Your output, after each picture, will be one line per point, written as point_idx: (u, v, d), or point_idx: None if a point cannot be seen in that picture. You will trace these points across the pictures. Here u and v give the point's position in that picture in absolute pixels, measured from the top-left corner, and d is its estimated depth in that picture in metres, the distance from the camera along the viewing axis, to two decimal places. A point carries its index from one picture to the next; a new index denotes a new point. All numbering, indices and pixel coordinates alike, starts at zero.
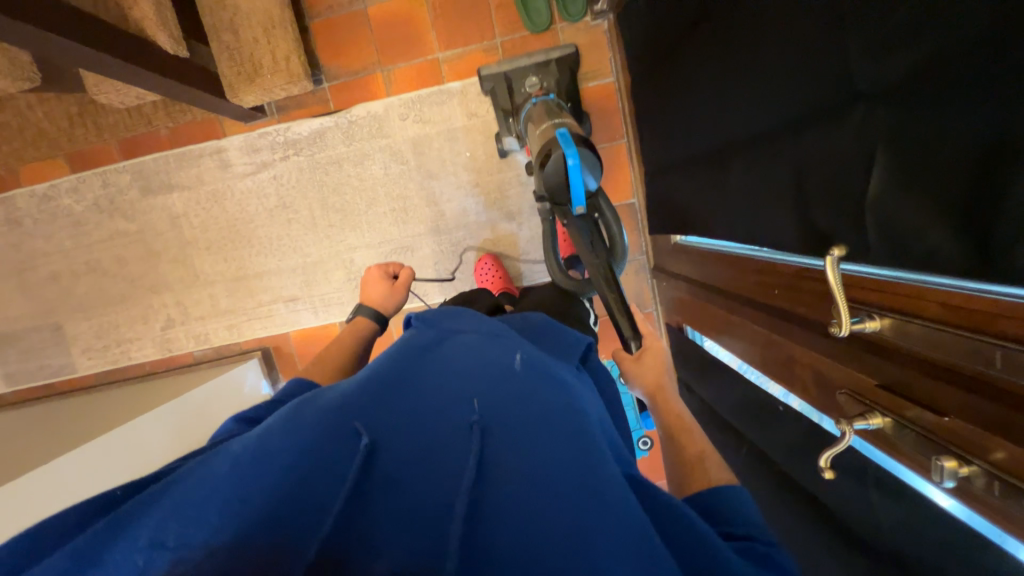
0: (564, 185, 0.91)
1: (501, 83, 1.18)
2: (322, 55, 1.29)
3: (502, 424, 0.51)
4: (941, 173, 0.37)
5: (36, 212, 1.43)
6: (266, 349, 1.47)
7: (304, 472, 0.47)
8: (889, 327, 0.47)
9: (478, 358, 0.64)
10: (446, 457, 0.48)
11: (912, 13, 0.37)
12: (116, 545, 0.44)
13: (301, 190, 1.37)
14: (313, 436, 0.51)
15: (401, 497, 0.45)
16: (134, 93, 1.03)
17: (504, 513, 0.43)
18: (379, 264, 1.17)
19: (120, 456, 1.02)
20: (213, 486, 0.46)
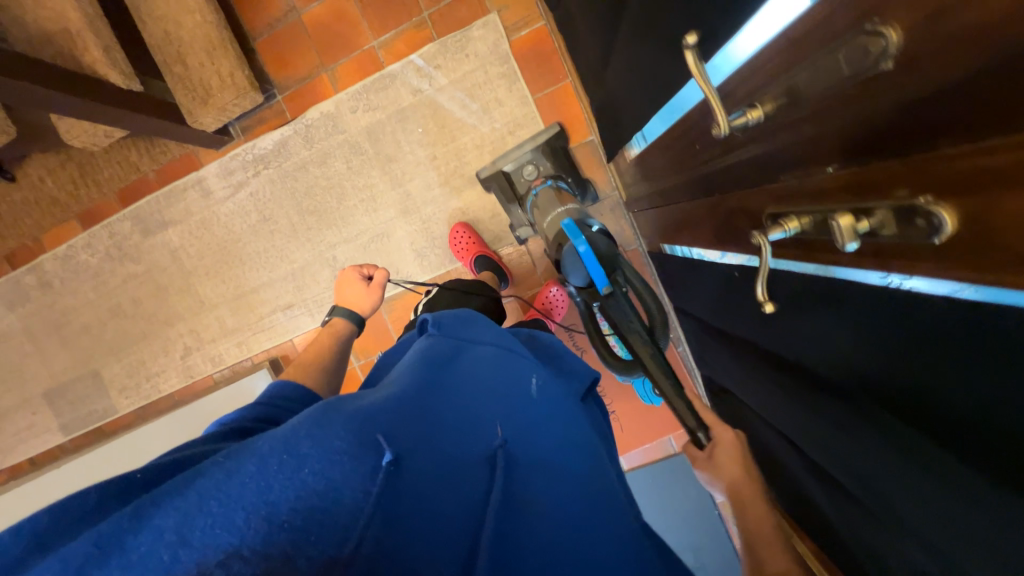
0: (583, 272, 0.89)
1: (502, 180, 1.24)
2: (270, 70, 1.37)
3: (520, 457, 0.57)
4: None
5: (62, 272, 1.58)
6: (275, 359, 1.53)
7: (342, 480, 0.44)
8: (770, 108, 0.42)
9: (499, 383, 0.68)
10: (477, 480, 0.52)
11: None
12: (141, 535, 0.39)
13: (276, 200, 1.44)
14: (343, 441, 0.46)
15: (442, 519, 0.46)
16: (101, 131, 1.13)
17: (533, 545, 0.48)
18: (352, 265, 1.12)
19: None
20: (235, 483, 0.42)
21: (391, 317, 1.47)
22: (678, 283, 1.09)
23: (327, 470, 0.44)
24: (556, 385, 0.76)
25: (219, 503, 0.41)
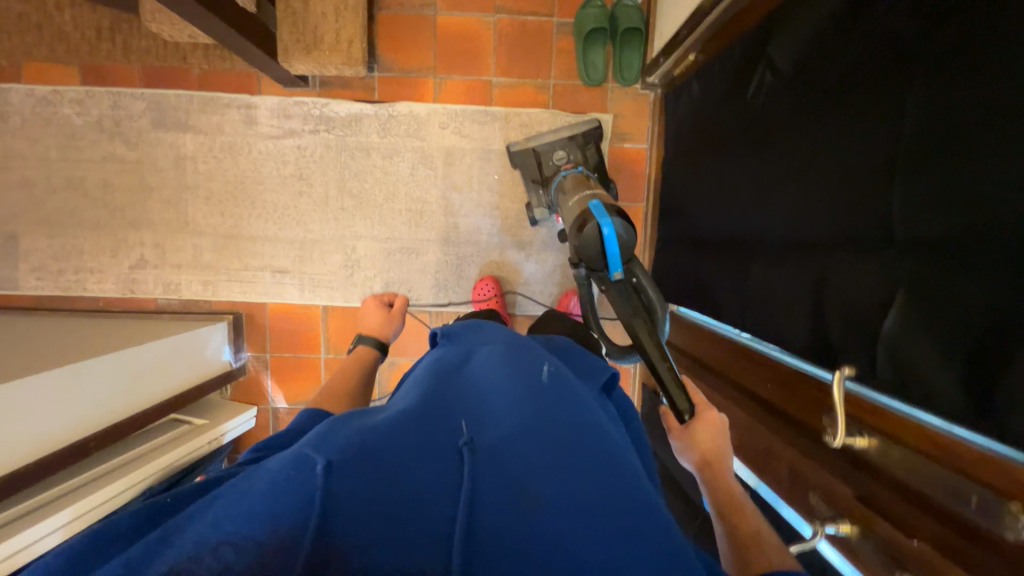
0: (596, 253, 0.84)
1: (530, 158, 1.21)
2: (381, 46, 1.31)
3: (493, 447, 0.48)
4: (982, 216, 0.42)
5: (28, 113, 1.32)
6: (239, 314, 1.40)
7: (285, 476, 0.41)
8: (875, 447, 0.52)
9: (500, 372, 0.61)
10: (432, 477, 0.44)
11: (958, 190, 0.44)
12: (157, 561, 0.36)
13: (322, 166, 1.35)
14: (331, 446, 0.44)
15: (377, 516, 0.40)
16: (187, 30, 1.01)
17: (513, 540, 0.39)
18: (374, 295, 1.23)
19: (76, 398, 0.96)
20: (239, 499, 0.40)
21: None
22: (660, 430, 1.21)
23: (314, 475, 0.41)
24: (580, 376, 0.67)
25: (224, 523, 0.38)
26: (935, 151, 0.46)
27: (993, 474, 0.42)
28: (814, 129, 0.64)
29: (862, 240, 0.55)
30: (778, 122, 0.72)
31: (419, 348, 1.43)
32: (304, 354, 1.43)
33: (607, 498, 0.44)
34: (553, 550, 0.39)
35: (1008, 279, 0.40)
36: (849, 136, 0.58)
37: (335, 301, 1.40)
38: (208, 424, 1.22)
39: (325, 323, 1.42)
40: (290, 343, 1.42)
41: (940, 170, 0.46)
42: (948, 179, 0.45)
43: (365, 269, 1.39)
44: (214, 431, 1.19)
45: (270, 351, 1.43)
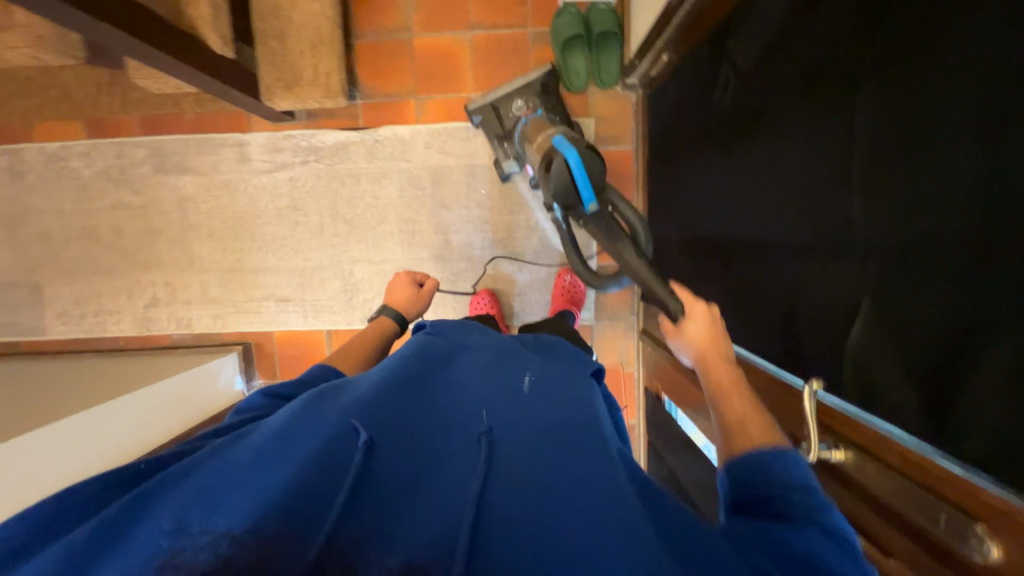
0: (569, 191, 0.81)
1: (490, 114, 1.17)
2: (361, 74, 1.33)
3: (508, 438, 0.54)
4: (929, 216, 0.40)
5: (42, 169, 1.41)
6: (248, 344, 1.45)
7: (315, 464, 0.47)
8: (850, 460, 0.54)
9: (487, 379, 0.66)
10: (450, 467, 0.50)
11: (906, 197, 0.43)
12: (141, 525, 0.42)
13: (315, 195, 1.39)
14: (327, 444, 0.49)
15: (409, 511, 0.45)
16: (173, 82, 1.06)
17: (507, 511, 0.44)
18: (406, 270, 1.11)
19: (99, 439, 1.02)
20: (234, 475, 0.46)
21: None
22: (664, 435, 1.20)
23: (316, 466, 0.47)
24: (559, 372, 0.73)
25: (215, 493, 0.44)
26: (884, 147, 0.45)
27: (952, 490, 0.42)
28: (777, 124, 0.62)
29: (825, 246, 0.54)
30: (743, 124, 0.70)
31: None
32: None
33: (587, 469, 0.49)
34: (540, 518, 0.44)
35: (968, 277, 0.38)
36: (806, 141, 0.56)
37: (337, 325, 1.44)
38: None
39: (330, 346, 1.46)
40: (298, 368, 1.47)
41: (892, 174, 0.44)
42: (897, 184, 0.43)
43: (364, 292, 1.42)
44: None
45: (280, 377, 1.47)
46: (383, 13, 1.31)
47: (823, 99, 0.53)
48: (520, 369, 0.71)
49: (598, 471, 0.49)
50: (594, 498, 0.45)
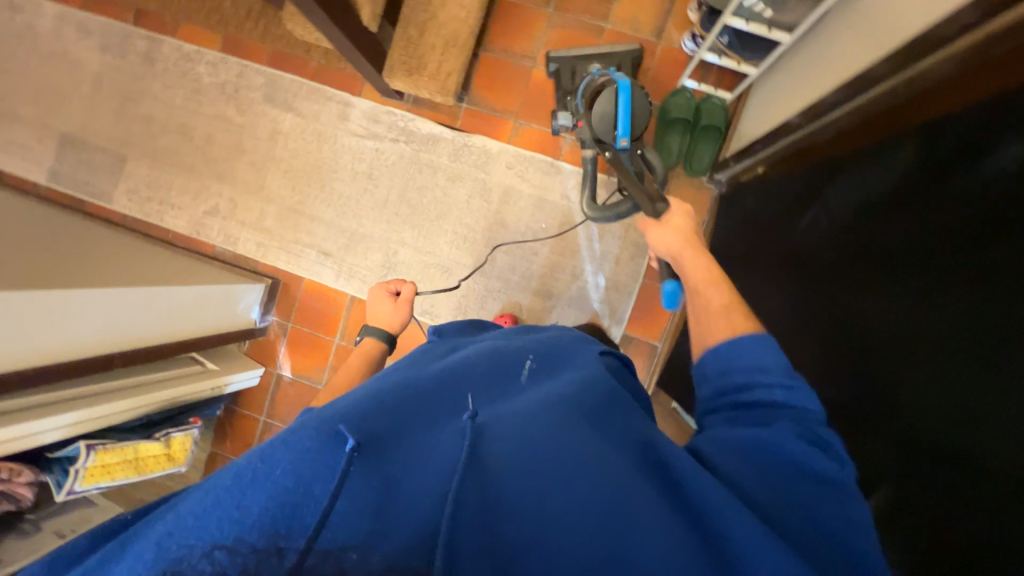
0: (612, 121, 0.96)
1: (567, 67, 1.21)
2: (476, 82, 1.41)
3: (498, 423, 0.51)
4: (994, 439, 0.43)
5: (171, 64, 1.53)
6: (277, 281, 1.51)
7: (293, 464, 0.43)
8: None
9: (489, 366, 0.63)
10: (436, 453, 0.48)
11: (977, 414, 0.45)
12: (121, 561, 0.40)
13: (392, 172, 1.45)
14: (314, 440, 0.45)
15: (397, 501, 0.44)
16: (316, 34, 1.15)
17: (507, 509, 0.43)
18: (382, 282, 1.13)
19: (113, 317, 1.05)
20: (210, 498, 0.42)
21: None
22: None
23: (295, 469, 0.43)
24: (557, 348, 0.72)
25: (191, 520, 0.41)
26: (990, 330, 0.45)
27: None
28: (873, 268, 0.63)
29: (908, 384, 0.54)
30: (845, 242, 0.70)
31: None
32: (321, 334, 1.51)
33: (578, 448, 0.48)
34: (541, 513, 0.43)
35: (1015, 512, 0.40)
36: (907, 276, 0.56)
37: (363, 294, 1.48)
38: (217, 370, 1.33)
39: (349, 311, 1.49)
40: (312, 320, 1.51)
41: (971, 386, 0.46)
42: (972, 396, 0.46)
43: (399, 274, 1.46)
44: (218, 379, 1.29)
45: (292, 322, 1.52)
46: (515, 37, 1.39)
47: (938, 248, 0.53)
48: (520, 354, 0.68)
49: (591, 447, 0.48)
50: (592, 481, 0.45)
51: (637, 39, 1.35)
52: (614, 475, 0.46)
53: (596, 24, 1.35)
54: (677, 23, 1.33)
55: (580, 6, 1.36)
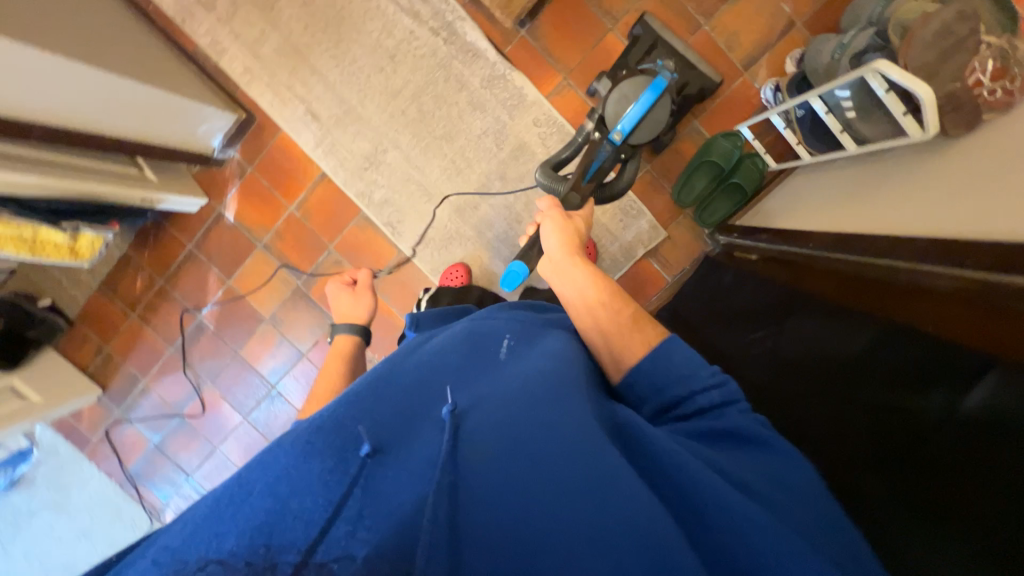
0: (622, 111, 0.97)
1: (646, 41, 1.14)
2: (546, 14, 1.24)
3: (475, 409, 0.52)
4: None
5: None
6: (252, 118, 1.37)
7: (279, 476, 0.46)
8: None
9: (466, 352, 0.63)
10: (416, 452, 0.49)
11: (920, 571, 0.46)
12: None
13: (416, 64, 1.30)
14: (287, 458, 0.47)
15: (375, 498, 0.45)
16: None
17: (488, 503, 0.43)
18: (337, 278, 1.11)
19: (63, 91, 0.92)
20: (191, 528, 0.43)
21: (353, 228, 1.42)
22: None
23: (274, 488, 0.45)
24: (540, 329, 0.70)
25: (177, 545, 0.41)
26: (932, 502, 0.47)
27: None
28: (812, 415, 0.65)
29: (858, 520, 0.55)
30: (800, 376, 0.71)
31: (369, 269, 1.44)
32: (276, 193, 1.42)
33: (554, 428, 0.47)
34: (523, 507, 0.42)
35: None
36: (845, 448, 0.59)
37: (335, 176, 1.38)
38: (154, 184, 1.25)
39: (313, 186, 1.41)
40: (273, 175, 1.41)
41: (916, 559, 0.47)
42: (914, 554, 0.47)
43: (379, 175, 1.37)
44: (153, 195, 1.23)
45: (252, 168, 1.41)
46: None
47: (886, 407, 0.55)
48: (500, 335, 0.67)
49: (571, 420, 0.48)
50: (571, 456, 0.45)
51: (723, 57, 1.23)
52: (584, 445, 0.45)
53: (691, 18, 1.21)
54: (771, 64, 1.21)
55: None
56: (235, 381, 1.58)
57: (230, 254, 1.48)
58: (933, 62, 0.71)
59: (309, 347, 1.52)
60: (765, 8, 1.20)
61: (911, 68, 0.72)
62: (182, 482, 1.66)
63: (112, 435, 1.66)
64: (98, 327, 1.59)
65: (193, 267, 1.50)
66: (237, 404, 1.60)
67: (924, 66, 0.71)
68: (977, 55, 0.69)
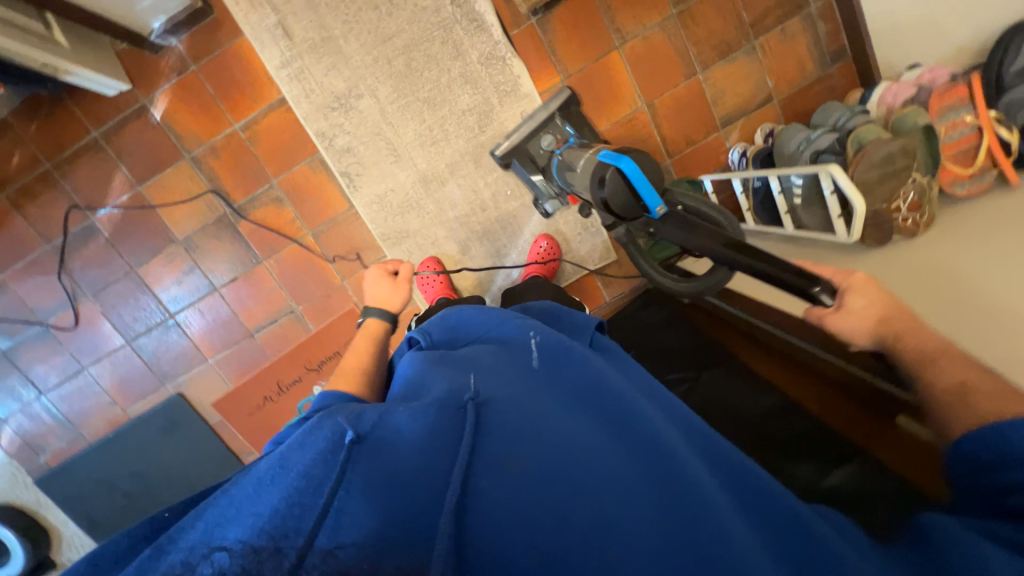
0: (629, 197, 0.71)
1: (520, 150, 1.22)
2: (560, 10, 1.21)
3: (500, 406, 0.54)
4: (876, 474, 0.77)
5: None
6: (209, 11, 1.18)
7: (302, 475, 0.46)
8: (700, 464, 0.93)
9: (494, 353, 0.65)
10: (435, 437, 0.50)
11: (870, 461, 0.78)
12: (172, 551, 0.40)
13: (414, 14, 1.20)
14: (326, 444, 0.49)
15: (394, 486, 0.46)
16: None
17: (509, 494, 0.45)
18: (377, 266, 1.12)
19: None
20: (236, 505, 0.44)
21: (303, 168, 1.30)
22: None
23: (309, 471, 0.46)
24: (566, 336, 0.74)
25: (220, 522, 0.43)
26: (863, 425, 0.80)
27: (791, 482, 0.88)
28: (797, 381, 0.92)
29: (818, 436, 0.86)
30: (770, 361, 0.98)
31: (313, 215, 1.34)
32: (221, 105, 1.25)
33: (598, 437, 0.53)
34: (552, 499, 0.45)
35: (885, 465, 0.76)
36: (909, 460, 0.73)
37: (296, 107, 1.24)
38: (65, 49, 1.02)
39: (268, 109, 1.26)
40: (220, 83, 1.23)
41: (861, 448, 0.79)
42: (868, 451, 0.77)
43: (347, 120, 1.26)
44: (63, 65, 1.01)
45: (197, 68, 1.22)
46: (627, 6, 1.22)
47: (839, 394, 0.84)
48: (526, 330, 0.70)
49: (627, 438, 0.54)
50: (615, 459, 0.50)
51: (706, 108, 1.30)
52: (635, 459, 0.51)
53: (690, 63, 1.27)
54: (744, 129, 1.32)
55: (695, 35, 1.25)
56: (124, 299, 1.38)
57: (147, 157, 1.28)
58: (871, 181, 0.82)
59: (225, 282, 1.38)
60: (753, 77, 1.29)
61: (855, 180, 0.82)
62: (32, 398, 1.45)
63: None
64: None
65: (95, 160, 1.27)
66: (120, 326, 1.41)
67: (865, 182, 0.82)
68: (904, 185, 0.80)
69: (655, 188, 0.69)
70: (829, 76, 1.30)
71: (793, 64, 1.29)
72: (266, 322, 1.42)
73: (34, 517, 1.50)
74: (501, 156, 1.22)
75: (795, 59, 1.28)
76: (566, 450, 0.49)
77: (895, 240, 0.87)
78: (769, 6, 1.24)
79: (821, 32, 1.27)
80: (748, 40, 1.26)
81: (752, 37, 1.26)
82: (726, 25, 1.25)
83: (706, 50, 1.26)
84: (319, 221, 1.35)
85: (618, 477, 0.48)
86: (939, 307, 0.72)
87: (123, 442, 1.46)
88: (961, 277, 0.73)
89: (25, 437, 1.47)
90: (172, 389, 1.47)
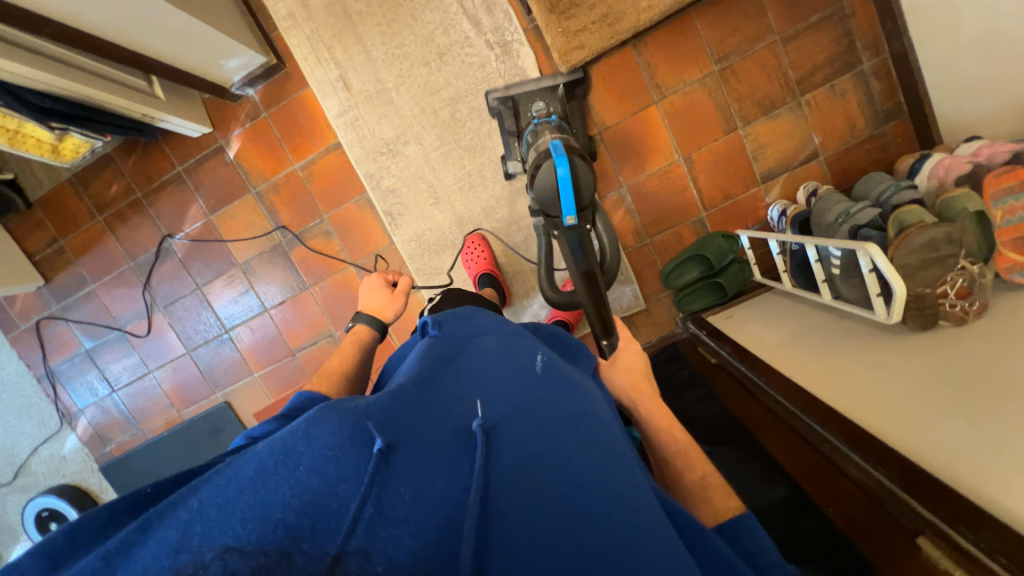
0: (556, 194, 0.82)
1: (507, 108, 1.20)
2: (601, 67, 1.25)
3: (511, 430, 0.52)
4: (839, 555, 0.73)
5: None
6: (281, 66, 1.33)
7: (318, 472, 0.43)
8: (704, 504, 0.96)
9: (501, 364, 0.64)
10: (448, 454, 0.48)
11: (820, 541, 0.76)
12: (145, 548, 0.38)
13: (460, 70, 1.29)
14: (338, 439, 0.46)
15: (409, 496, 0.44)
16: None
17: (527, 518, 0.44)
18: (379, 275, 1.13)
19: None
20: (234, 490, 0.42)
21: (351, 205, 1.41)
22: None
23: (320, 468, 0.44)
24: (565, 363, 0.73)
25: (218, 508, 0.40)
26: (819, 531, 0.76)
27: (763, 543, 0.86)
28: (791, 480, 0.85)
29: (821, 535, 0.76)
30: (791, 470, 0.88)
31: (358, 249, 1.44)
32: (285, 147, 1.38)
33: (597, 474, 0.50)
34: (567, 527, 0.44)
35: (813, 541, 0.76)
36: (893, 550, 0.69)
37: (348, 150, 1.35)
38: (161, 101, 1.18)
39: (324, 152, 1.38)
40: (286, 128, 1.37)
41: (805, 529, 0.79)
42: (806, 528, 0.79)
43: (394, 164, 1.35)
44: (155, 114, 1.17)
45: (267, 114, 1.36)
46: (666, 63, 1.24)
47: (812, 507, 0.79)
48: (532, 347, 0.71)
49: (623, 478, 0.52)
50: (613, 499, 0.48)
51: (746, 165, 1.29)
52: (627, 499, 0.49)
53: (730, 118, 1.26)
54: (784, 185, 1.29)
55: (737, 91, 1.24)
56: (187, 312, 1.54)
57: (218, 190, 1.43)
58: (913, 265, 0.80)
59: (275, 304, 1.50)
60: (796, 132, 1.26)
61: (895, 263, 0.80)
62: (105, 394, 1.64)
63: (42, 329, 1.60)
64: (56, 219, 1.51)
65: (177, 190, 1.45)
66: (183, 336, 1.56)
67: (905, 266, 0.80)
68: (950, 272, 0.77)
69: (575, 200, 0.82)
70: (882, 133, 1.24)
71: (841, 120, 1.25)
72: (307, 343, 1.53)
73: (95, 500, 1.66)
74: (489, 98, 1.21)
75: (845, 116, 1.24)
76: (580, 483, 0.49)
77: (940, 326, 0.81)
78: (817, 63, 1.22)
79: (875, 89, 1.22)
80: (793, 97, 1.24)
81: (797, 93, 1.24)
82: (770, 82, 1.23)
83: (747, 105, 1.25)
84: (361, 254, 1.44)
85: (628, 512, 0.47)
86: (977, 399, 0.68)
87: (173, 443, 1.60)
88: (989, 386, 0.68)
89: (95, 428, 1.66)
90: (220, 397, 1.60)
